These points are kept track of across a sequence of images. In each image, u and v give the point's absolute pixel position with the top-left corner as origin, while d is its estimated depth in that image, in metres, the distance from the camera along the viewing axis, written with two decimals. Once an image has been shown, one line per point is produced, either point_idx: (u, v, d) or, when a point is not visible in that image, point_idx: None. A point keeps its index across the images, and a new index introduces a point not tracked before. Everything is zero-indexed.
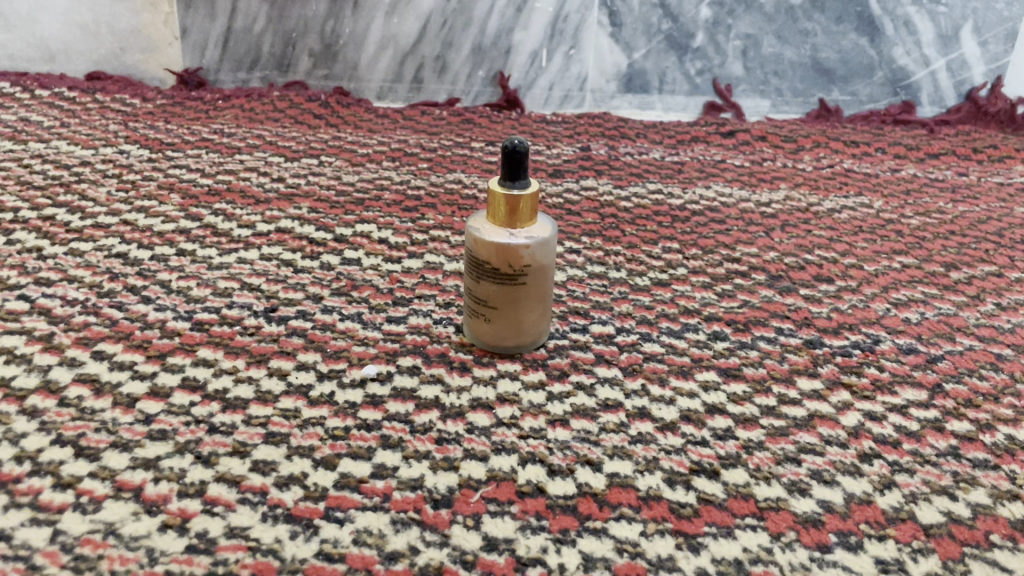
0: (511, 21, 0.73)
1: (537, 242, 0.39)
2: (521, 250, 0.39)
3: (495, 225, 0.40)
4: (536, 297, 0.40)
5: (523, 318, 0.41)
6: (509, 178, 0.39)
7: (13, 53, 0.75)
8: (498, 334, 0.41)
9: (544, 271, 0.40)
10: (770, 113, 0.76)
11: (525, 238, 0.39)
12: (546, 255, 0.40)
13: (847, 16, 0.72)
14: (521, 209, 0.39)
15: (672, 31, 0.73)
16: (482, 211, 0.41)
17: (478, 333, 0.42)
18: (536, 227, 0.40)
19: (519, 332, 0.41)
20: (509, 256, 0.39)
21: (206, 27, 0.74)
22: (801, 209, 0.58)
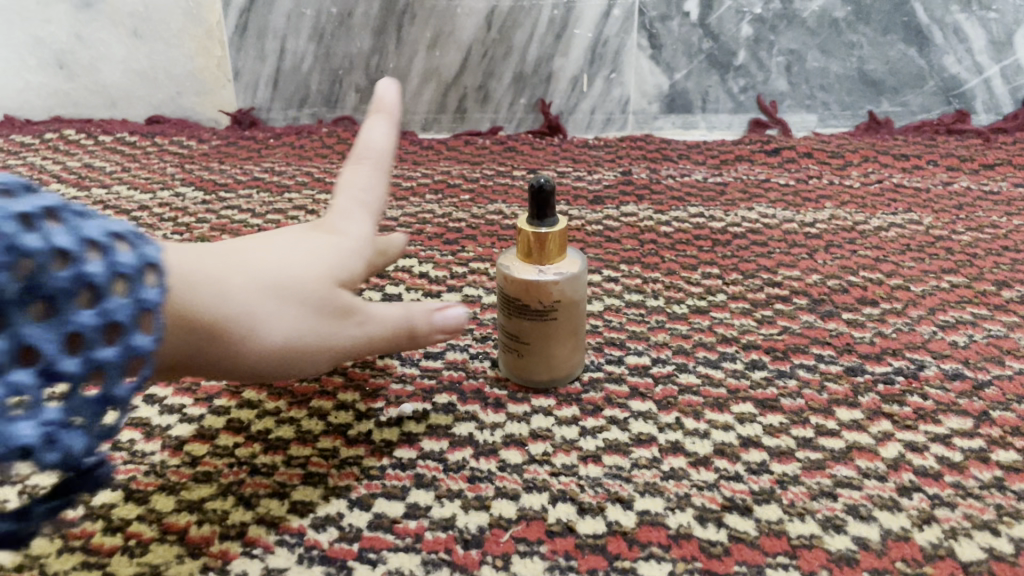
0: (550, 48, 0.74)
1: (566, 278, 0.39)
2: (550, 286, 0.39)
3: (523, 262, 0.40)
4: (567, 331, 0.41)
5: (555, 352, 0.41)
6: (533, 216, 0.39)
7: (80, 101, 0.79)
8: (531, 368, 0.42)
9: (575, 305, 0.40)
10: (817, 127, 0.75)
11: (555, 275, 0.39)
12: (575, 290, 0.40)
13: (894, 26, 0.70)
14: (547, 244, 0.39)
15: (713, 51, 0.73)
16: (514, 246, 0.42)
17: (512, 367, 0.42)
18: (563, 264, 0.40)
19: (552, 365, 0.42)
20: (538, 293, 0.39)
21: (257, 68, 0.77)
22: (847, 228, 0.57)
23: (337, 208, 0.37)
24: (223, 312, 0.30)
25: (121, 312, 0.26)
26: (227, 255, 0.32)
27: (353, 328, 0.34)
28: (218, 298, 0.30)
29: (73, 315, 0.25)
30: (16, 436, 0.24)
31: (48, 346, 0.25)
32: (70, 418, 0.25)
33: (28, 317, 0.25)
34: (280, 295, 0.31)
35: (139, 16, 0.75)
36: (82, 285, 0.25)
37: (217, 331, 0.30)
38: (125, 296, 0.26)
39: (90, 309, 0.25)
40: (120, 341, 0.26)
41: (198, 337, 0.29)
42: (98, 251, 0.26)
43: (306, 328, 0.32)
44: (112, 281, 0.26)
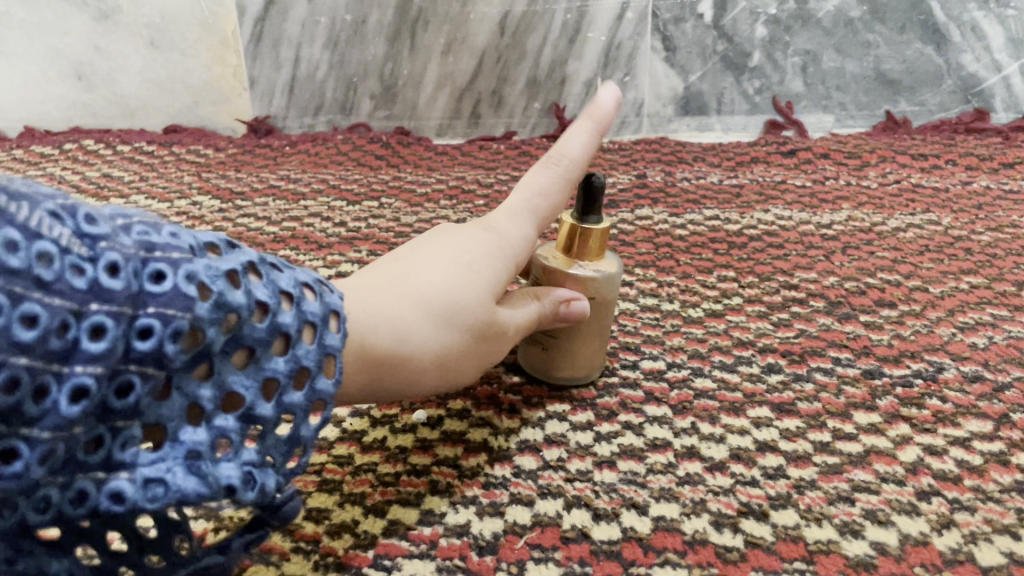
0: (564, 52, 0.74)
1: (604, 276, 0.40)
2: (588, 281, 0.40)
3: (563, 255, 0.41)
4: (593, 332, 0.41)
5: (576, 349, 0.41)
6: (580, 211, 0.39)
7: (98, 111, 0.80)
8: (552, 362, 0.42)
9: (607, 305, 0.41)
10: (833, 128, 0.74)
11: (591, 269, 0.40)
12: (611, 291, 0.40)
13: (910, 25, 0.70)
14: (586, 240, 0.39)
15: (727, 53, 0.73)
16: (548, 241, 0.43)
17: (533, 358, 0.42)
18: (598, 264, 0.40)
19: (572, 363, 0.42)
20: (576, 286, 0.40)
21: (272, 76, 0.78)
22: (864, 230, 0.57)
23: (507, 208, 0.39)
24: (399, 347, 0.31)
25: (311, 357, 0.25)
26: (386, 285, 0.32)
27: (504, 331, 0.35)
28: (396, 332, 0.31)
29: (268, 362, 0.24)
30: (224, 475, 0.22)
31: (248, 393, 0.24)
32: (263, 458, 0.24)
33: (233, 362, 0.24)
34: (445, 315, 0.32)
35: (156, 26, 0.75)
36: (277, 330, 0.25)
37: (398, 363, 0.31)
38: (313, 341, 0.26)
39: (285, 354, 0.25)
40: (308, 385, 0.25)
41: (383, 373, 0.30)
42: (291, 299, 0.26)
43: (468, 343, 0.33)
44: (301, 327, 0.26)
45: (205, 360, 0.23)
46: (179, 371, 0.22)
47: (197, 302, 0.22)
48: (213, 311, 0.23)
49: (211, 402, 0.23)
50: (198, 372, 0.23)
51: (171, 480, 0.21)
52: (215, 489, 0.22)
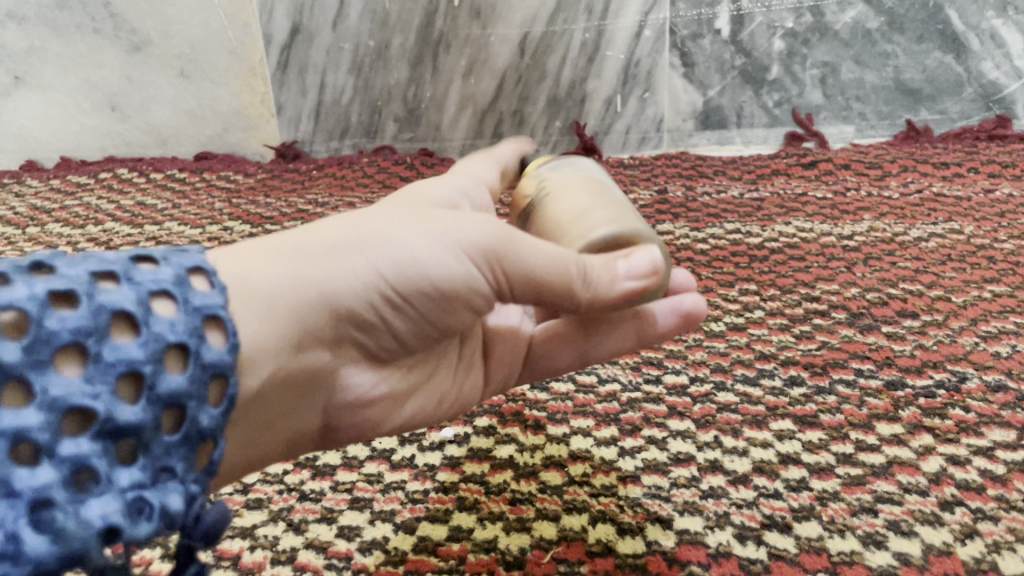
0: (583, 71, 0.75)
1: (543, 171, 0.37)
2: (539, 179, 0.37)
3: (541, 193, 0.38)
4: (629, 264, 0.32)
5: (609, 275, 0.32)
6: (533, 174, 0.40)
7: (132, 141, 0.82)
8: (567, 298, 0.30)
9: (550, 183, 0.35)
10: (854, 139, 0.74)
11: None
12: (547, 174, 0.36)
13: (929, 34, 0.70)
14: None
15: (746, 67, 0.74)
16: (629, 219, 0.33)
17: None
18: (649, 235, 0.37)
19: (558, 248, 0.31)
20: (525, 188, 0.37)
21: (299, 102, 0.80)
22: (886, 240, 0.57)
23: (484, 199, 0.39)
24: (290, 249, 0.27)
25: (165, 324, 0.22)
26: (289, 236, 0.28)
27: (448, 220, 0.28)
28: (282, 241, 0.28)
29: (108, 354, 0.21)
30: (96, 517, 0.20)
31: (95, 402, 0.20)
32: (148, 477, 0.21)
33: (54, 369, 0.20)
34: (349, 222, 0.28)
35: (186, 57, 0.78)
36: (110, 314, 0.22)
37: (289, 263, 0.27)
38: (166, 312, 0.23)
39: (136, 339, 0.22)
40: (184, 365, 0.23)
41: (269, 279, 0.26)
42: (114, 273, 0.23)
43: (382, 238, 0.28)
44: (146, 301, 0.22)
45: (11, 381, 0.20)
46: None
47: None
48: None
49: (45, 434, 0.20)
50: (9, 401, 0.20)
51: (16, 550, 0.18)
52: (82, 540, 0.19)
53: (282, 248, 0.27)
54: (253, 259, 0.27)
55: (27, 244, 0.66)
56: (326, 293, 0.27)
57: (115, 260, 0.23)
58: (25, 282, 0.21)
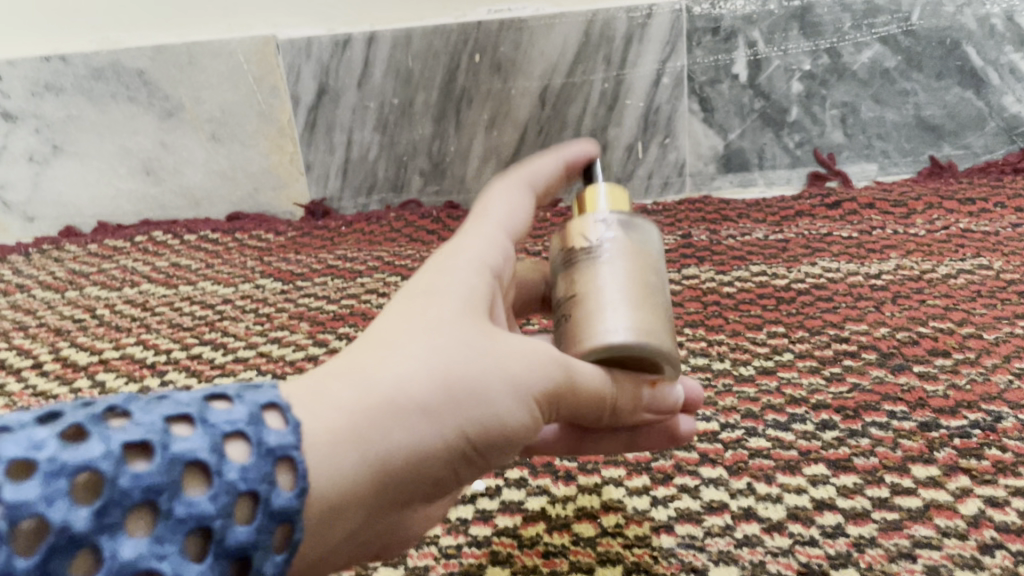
0: (604, 119, 0.76)
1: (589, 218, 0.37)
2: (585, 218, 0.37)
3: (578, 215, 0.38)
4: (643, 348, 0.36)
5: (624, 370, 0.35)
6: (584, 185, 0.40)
7: (166, 203, 0.85)
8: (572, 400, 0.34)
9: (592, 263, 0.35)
10: (877, 176, 0.74)
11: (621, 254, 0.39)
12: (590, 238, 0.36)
13: (948, 71, 0.70)
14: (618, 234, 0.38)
15: (766, 109, 0.74)
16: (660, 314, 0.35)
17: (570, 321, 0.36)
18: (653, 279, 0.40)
19: (578, 333, 0.34)
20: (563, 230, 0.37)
21: (327, 160, 0.81)
22: (914, 277, 0.57)
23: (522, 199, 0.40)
24: (378, 406, 0.28)
25: (234, 470, 0.24)
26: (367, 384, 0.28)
27: (519, 379, 0.31)
28: (364, 399, 0.28)
29: (178, 510, 0.23)
30: None
31: (166, 561, 0.22)
32: None
33: (126, 530, 0.22)
34: (429, 366, 0.29)
35: (216, 121, 0.80)
36: (182, 466, 0.24)
37: (382, 429, 0.28)
38: (239, 456, 0.25)
39: (207, 491, 0.24)
40: (250, 516, 0.25)
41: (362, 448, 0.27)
42: (188, 420, 0.25)
43: (469, 395, 0.30)
44: (217, 448, 0.25)
45: (85, 545, 0.21)
46: None
47: (29, 487, 0.21)
48: (62, 498, 0.21)
49: None
50: (79, 566, 0.21)
51: None
52: None
53: (373, 400, 0.28)
54: (340, 421, 0.27)
55: (67, 308, 0.68)
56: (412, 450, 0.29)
57: (190, 404, 0.26)
58: (102, 437, 0.23)
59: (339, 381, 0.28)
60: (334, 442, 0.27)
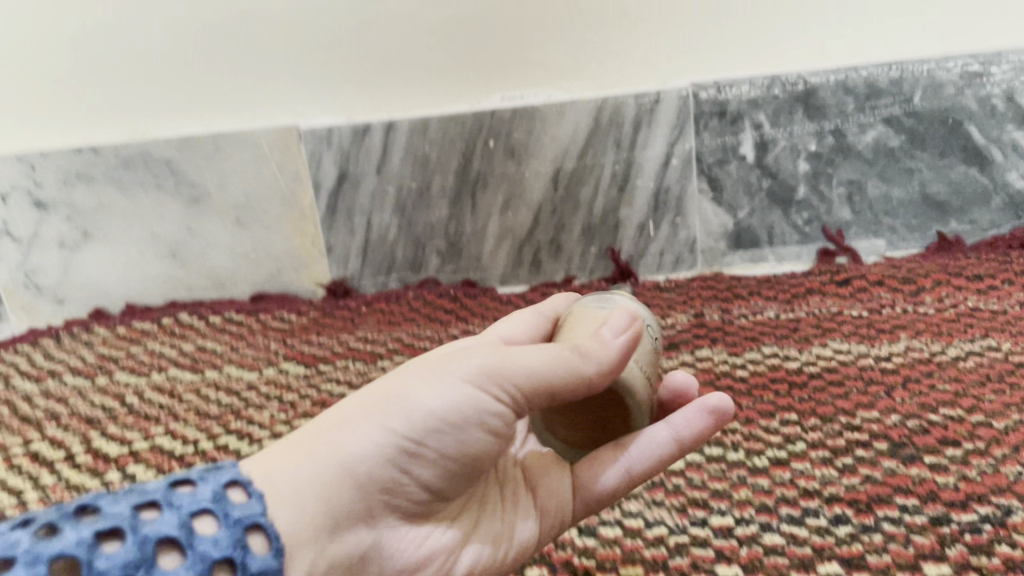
0: (615, 199, 0.78)
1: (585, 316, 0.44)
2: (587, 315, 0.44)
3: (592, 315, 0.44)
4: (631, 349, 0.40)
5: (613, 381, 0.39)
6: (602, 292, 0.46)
7: (192, 285, 0.87)
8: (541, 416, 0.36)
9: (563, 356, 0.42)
10: (886, 251, 0.76)
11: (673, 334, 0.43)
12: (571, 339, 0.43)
13: (951, 149, 0.72)
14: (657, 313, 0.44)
15: (773, 188, 0.76)
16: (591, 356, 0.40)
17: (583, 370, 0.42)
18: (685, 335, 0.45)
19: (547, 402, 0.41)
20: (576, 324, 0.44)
21: (347, 241, 0.84)
22: (923, 360, 0.58)
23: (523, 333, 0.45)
24: (305, 450, 0.33)
25: (203, 540, 0.29)
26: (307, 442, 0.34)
27: (440, 393, 0.34)
28: (305, 456, 0.33)
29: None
30: None
31: None
32: None
33: None
34: (349, 413, 0.35)
35: (241, 206, 0.83)
36: (154, 542, 0.29)
37: (314, 463, 0.33)
38: (208, 527, 0.30)
39: (183, 560, 0.28)
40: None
41: (297, 487, 0.32)
42: (156, 505, 0.30)
43: (389, 412, 0.34)
44: (185, 525, 0.30)
45: None
46: None
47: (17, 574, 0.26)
48: None
49: None
50: None
51: None
52: None
53: (303, 449, 0.34)
54: (276, 466, 0.33)
55: (97, 395, 0.70)
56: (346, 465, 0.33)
57: (158, 494, 0.31)
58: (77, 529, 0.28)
59: (285, 446, 0.34)
60: (274, 488, 0.32)
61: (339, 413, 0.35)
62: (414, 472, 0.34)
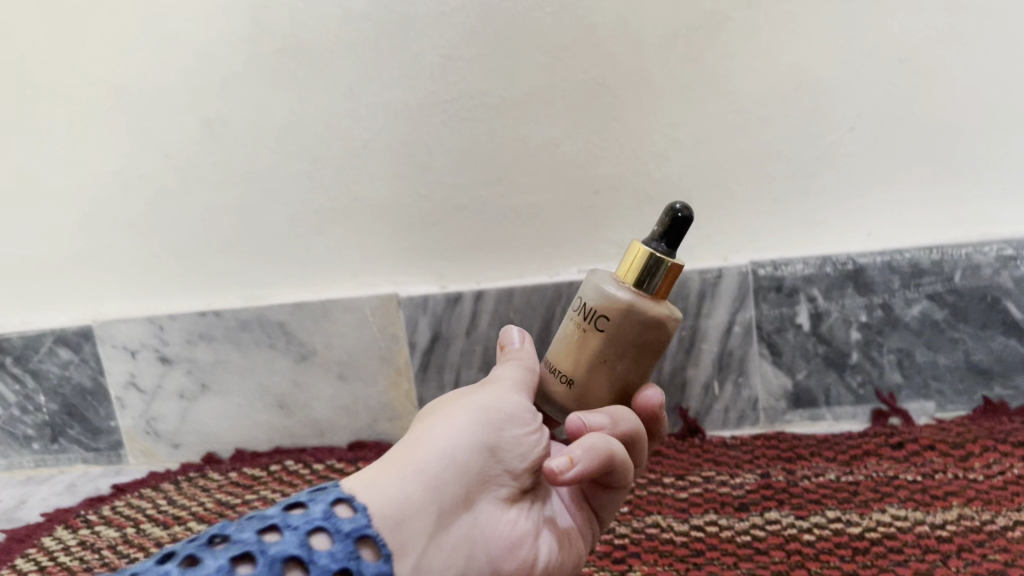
0: (682, 361, 0.85)
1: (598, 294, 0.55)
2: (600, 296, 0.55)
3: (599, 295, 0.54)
4: (567, 341, 0.56)
5: (563, 372, 0.55)
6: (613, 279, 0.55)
7: (295, 433, 0.96)
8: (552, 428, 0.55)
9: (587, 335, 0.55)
10: (936, 411, 0.83)
11: (632, 295, 0.53)
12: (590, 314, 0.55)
13: (991, 322, 0.80)
14: (655, 292, 0.54)
15: (828, 354, 0.83)
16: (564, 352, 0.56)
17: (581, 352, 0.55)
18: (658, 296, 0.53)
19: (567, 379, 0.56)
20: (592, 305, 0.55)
21: (437, 395, 0.92)
22: (975, 529, 0.64)
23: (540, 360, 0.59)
24: (412, 448, 0.49)
25: (321, 556, 0.40)
26: (406, 446, 0.50)
27: (506, 399, 0.53)
28: (392, 467, 0.47)
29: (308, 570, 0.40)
30: None
31: None
32: None
33: None
34: (431, 426, 0.51)
35: (344, 363, 0.93)
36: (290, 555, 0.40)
37: (427, 455, 0.48)
38: (322, 547, 0.41)
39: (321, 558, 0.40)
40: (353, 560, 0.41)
41: (421, 472, 0.47)
42: (276, 530, 0.41)
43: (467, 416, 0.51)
44: (306, 539, 0.41)
45: None
46: None
47: None
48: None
49: None
50: None
51: None
52: None
53: (411, 449, 0.49)
54: (397, 464, 0.48)
55: None
56: (451, 454, 0.49)
57: (272, 521, 0.42)
58: (221, 553, 0.39)
59: (389, 454, 0.49)
60: (406, 478, 0.47)
61: (423, 428, 0.51)
62: (495, 460, 0.51)
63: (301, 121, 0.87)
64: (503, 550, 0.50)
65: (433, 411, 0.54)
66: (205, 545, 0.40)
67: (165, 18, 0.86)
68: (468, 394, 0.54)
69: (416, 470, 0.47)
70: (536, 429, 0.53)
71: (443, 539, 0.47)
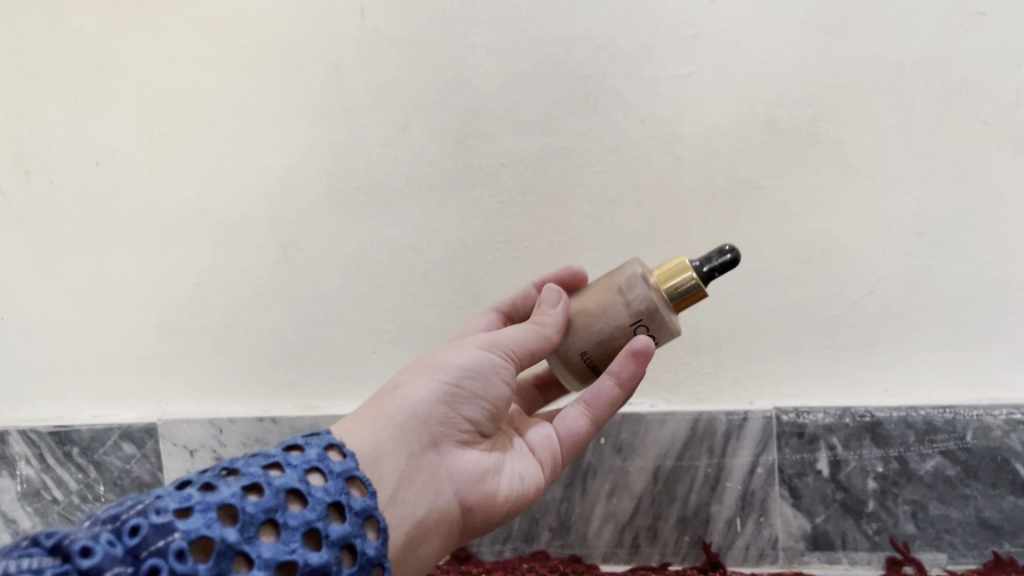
0: (707, 495, 0.91)
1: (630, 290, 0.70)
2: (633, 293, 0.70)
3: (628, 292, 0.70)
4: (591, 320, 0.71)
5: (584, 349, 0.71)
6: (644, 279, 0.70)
7: None
8: (501, 375, 0.69)
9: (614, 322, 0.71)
10: (948, 563, 0.88)
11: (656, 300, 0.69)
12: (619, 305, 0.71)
13: (1001, 481, 0.85)
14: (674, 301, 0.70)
15: (845, 500, 0.89)
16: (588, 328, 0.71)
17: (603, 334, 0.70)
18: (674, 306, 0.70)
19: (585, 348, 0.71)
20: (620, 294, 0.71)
21: None
22: None
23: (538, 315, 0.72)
24: (387, 405, 0.66)
25: (318, 490, 0.54)
26: (385, 402, 0.66)
27: (466, 354, 0.68)
28: (370, 419, 0.64)
29: (308, 492, 0.53)
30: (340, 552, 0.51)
31: (314, 507, 0.53)
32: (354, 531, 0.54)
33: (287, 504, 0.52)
34: (406, 385, 0.67)
35: None
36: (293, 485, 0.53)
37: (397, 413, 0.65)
38: (317, 483, 0.55)
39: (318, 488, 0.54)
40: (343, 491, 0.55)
41: (391, 427, 0.64)
42: (280, 467, 0.55)
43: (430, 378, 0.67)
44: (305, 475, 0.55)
45: (274, 513, 0.51)
46: (264, 525, 0.50)
47: (232, 501, 0.50)
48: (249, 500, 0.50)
49: (308, 526, 0.51)
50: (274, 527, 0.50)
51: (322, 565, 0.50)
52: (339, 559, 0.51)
53: (385, 406, 0.66)
54: (375, 419, 0.64)
55: None
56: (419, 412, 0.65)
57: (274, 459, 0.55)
58: (236, 481, 0.52)
59: (369, 407, 0.66)
60: (381, 428, 0.63)
61: (397, 385, 0.68)
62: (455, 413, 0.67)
63: (368, 250, 0.96)
64: (470, 480, 0.67)
65: (411, 367, 0.70)
66: (222, 474, 0.54)
67: (255, 153, 0.97)
68: (440, 353, 0.70)
69: (389, 424, 0.64)
70: (487, 383, 0.68)
71: (409, 472, 0.63)
